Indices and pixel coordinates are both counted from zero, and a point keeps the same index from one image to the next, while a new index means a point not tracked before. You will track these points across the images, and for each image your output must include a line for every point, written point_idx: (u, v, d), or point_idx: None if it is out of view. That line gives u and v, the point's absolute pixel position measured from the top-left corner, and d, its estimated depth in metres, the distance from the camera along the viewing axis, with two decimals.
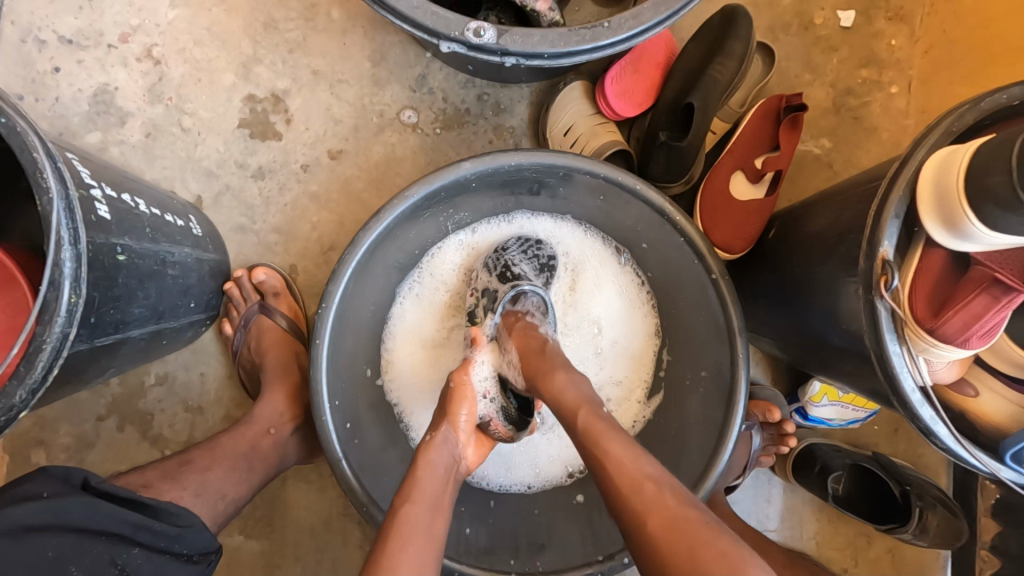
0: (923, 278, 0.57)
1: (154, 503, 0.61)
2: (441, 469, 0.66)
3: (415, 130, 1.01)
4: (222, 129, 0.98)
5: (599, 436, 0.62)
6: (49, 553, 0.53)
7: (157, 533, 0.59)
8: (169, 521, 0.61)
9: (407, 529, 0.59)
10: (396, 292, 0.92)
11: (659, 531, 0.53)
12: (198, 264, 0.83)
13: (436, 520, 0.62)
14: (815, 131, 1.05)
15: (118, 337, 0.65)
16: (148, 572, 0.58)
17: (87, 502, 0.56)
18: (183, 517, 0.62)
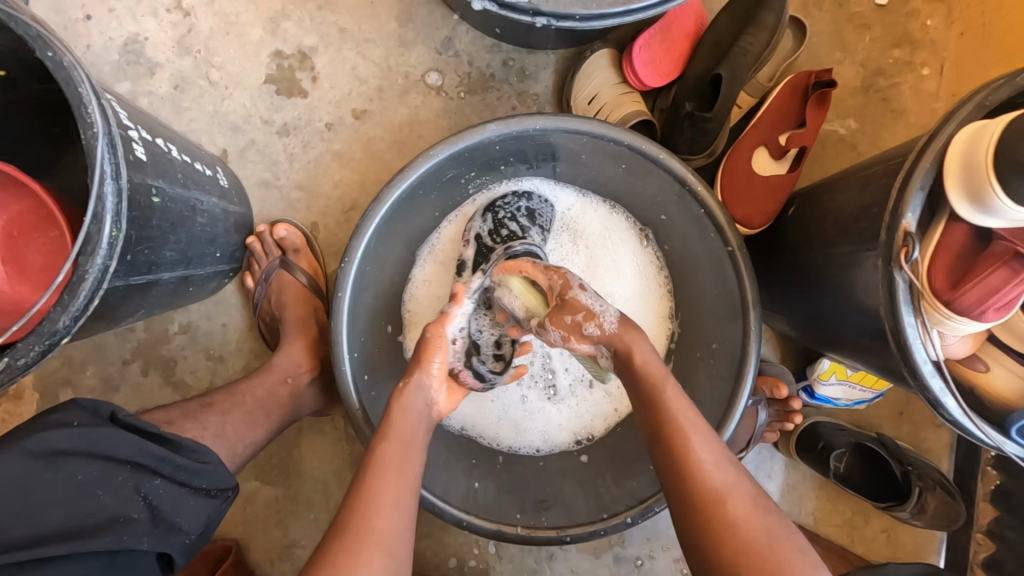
0: (943, 252, 0.57)
1: (177, 438, 0.63)
2: (414, 415, 0.68)
3: (439, 93, 1.01)
4: (249, 84, 0.99)
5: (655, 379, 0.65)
6: (78, 476, 0.56)
7: (180, 466, 0.61)
8: (190, 456, 0.63)
9: (383, 457, 0.63)
10: (414, 255, 0.94)
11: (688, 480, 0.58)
12: (224, 215, 0.85)
13: (409, 454, 0.64)
14: (841, 111, 1.04)
15: (150, 278, 0.67)
16: (169, 502, 0.60)
17: (115, 431, 0.58)
18: (204, 453, 0.64)
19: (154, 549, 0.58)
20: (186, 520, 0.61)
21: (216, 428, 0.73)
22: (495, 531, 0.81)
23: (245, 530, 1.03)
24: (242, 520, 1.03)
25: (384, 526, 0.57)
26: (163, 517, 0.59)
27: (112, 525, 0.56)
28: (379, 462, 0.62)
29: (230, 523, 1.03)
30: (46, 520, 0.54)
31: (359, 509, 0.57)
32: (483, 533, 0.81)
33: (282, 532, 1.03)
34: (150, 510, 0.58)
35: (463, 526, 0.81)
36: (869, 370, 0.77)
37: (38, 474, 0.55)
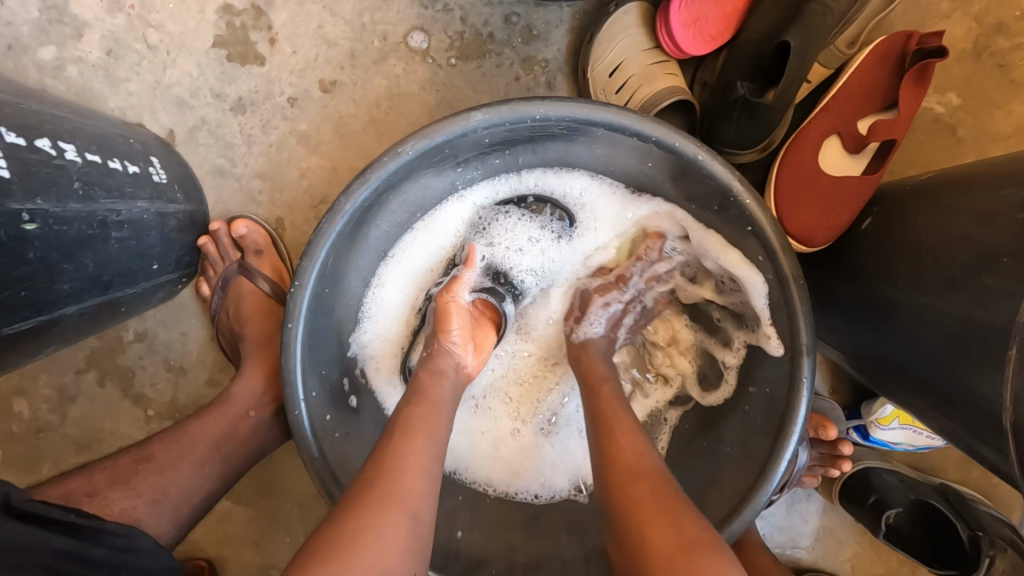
0: None
1: (92, 524, 0.55)
2: (445, 380, 0.65)
3: (424, 59, 0.82)
4: (194, 48, 0.82)
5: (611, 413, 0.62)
6: None
7: (98, 560, 0.53)
8: (111, 544, 0.55)
9: (418, 425, 0.57)
10: (372, 277, 0.77)
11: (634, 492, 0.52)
12: (159, 220, 0.70)
13: (436, 417, 0.60)
14: (941, 83, 0.80)
15: (45, 317, 0.54)
16: None
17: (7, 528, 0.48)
18: (128, 538, 0.56)
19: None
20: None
21: (156, 493, 0.64)
22: None
23: (219, 550, 0.95)
24: (214, 540, 0.95)
25: (406, 494, 0.52)
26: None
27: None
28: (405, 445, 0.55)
29: (203, 543, 0.95)
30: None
31: (381, 478, 0.52)
32: None
33: (258, 554, 0.95)
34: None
35: None
36: None
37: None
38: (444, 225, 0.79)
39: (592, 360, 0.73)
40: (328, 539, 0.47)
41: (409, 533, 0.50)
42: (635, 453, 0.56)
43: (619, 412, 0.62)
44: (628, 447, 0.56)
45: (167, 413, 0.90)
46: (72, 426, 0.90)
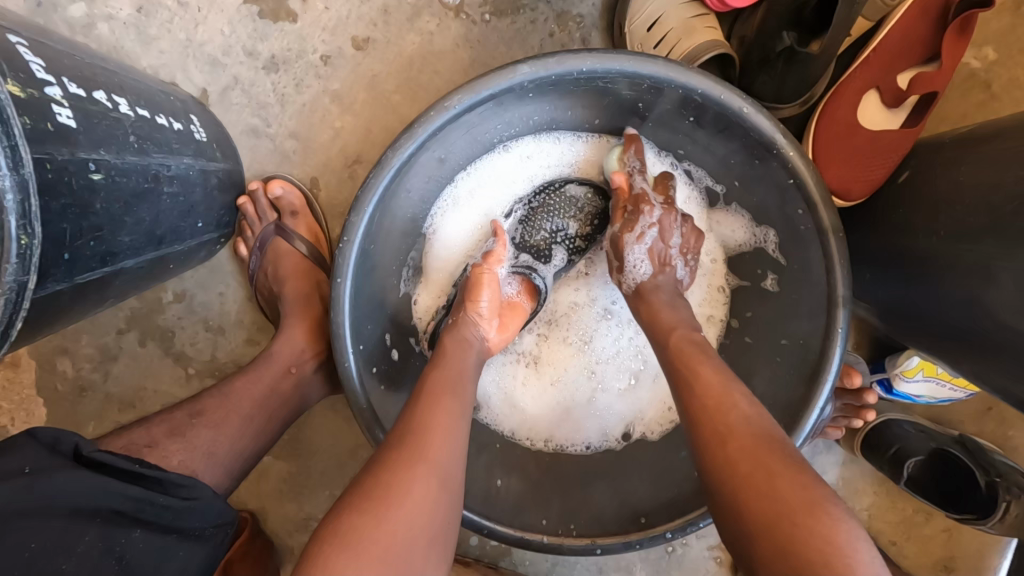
0: None
1: (155, 474, 0.53)
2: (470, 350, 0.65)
3: (458, 15, 0.81)
4: (225, 5, 0.81)
5: (692, 355, 0.57)
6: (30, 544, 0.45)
7: (159, 510, 0.51)
8: (175, 495, 0.53)
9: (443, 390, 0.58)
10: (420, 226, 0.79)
11: (759, 475, 0.44)
12: (202, 177, 0.71)
13: (464, 384, 0.60)
14: (978, 37, 0.80)
15: (109, 269, 0.56)
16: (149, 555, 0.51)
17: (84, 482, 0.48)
18: (191, 489, 0.54)
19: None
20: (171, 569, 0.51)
21: (209, 445, 0.65)
22: (521, 539, 0.73)
23: (260, 503, 0.99)
24: (255, 494, 0.98)
25: (433, 448, 0.52)
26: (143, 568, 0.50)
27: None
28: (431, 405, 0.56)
29: (244, 496, 0.99)
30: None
31: (406, 439, 0.52)
32: (507, 540, 0.73)
33: (298, 506, 0.99)
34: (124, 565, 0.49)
35: (484, 533, 0.72)
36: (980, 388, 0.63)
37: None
38: (489, 182, 0.80)
39: (661, 304, 0.65)
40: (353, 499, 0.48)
41: (434, 488, 0.50)
42: (737, 405, 0.50)
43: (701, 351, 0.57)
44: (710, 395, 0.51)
45: (207, 371, 0.92)
46: (115, 384, 0.92)
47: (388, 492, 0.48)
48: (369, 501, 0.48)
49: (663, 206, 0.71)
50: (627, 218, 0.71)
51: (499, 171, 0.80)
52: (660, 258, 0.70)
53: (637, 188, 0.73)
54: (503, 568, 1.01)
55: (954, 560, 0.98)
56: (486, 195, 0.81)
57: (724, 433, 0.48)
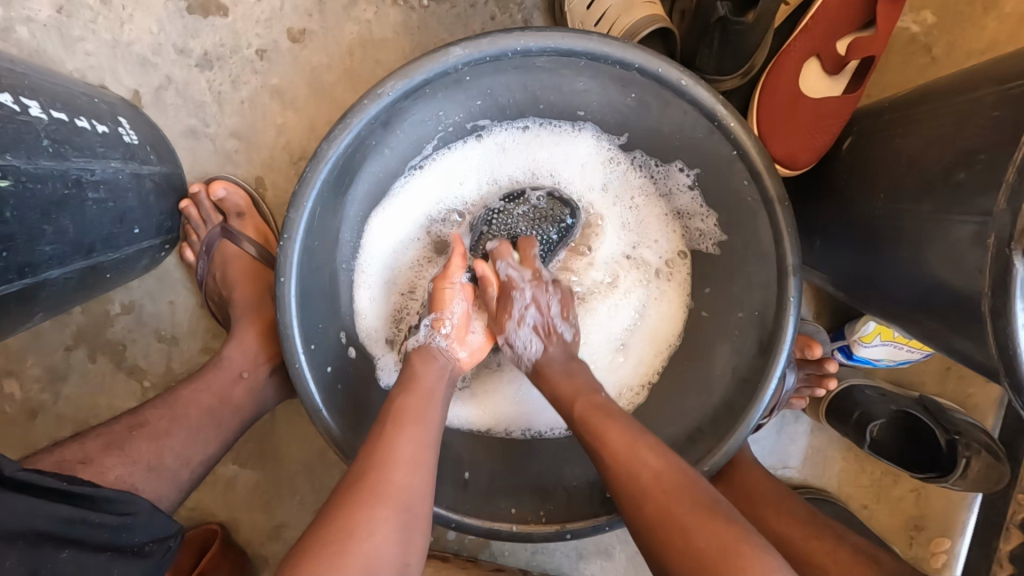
0: None
1: (88, 491, 0.51)
2: (435, 365, 0.67)
3: (396, 2, 0.79)
4: (152, 2, 0.78)
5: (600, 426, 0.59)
6: None
7: (94, 528, 0.50)
8: (110, 511, 0.51)
9: (409, 415, 0.60)
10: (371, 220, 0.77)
11: (679, 528, 0.50)
12: (134, 181, 0.68)
13: (429, 409, 0.62)
14: (917, 0, 0.81)
15: (30, 281, 0.53)
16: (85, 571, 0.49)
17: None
18: (127, 504, 0.52)
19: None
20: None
21: (150, 457, 0.63)
22: (489, 530, 0.71)
23: (229, 514, 0.97)
24: (223, 505, 0.96)
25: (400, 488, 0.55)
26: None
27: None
28: (398, 433, 0.58)
29: (213, 509, 0.97)
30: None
31: (370, 477, 0.54)
32: (476, 532, 0.72)
33: (269, 515, 0.97)
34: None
35: (452, 527, 0.72)
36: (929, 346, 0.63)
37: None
38: (451, 172, 0.79)
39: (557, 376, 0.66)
40: (318, 541, 0.50)
41: (399, 525, 0.53)
42: (645, 462, 0.55)
43: (604, 415, 0.60)
44: (628, 455, 0.56)
45: (162, 383, 0.89)
46: (66, 403, 0.89)
47: (353, 536, 0.50)
48: (345, 534, 0.50)
49: (535, 284, 0.71)
50: (501, 306, 0.71)
51: (453, 163, 0.79)
52: (547, 334, 0.70)
53: (505, 275, 0.72)
54: (483, 562, 1.01)
55: (924, 519, 1.01)
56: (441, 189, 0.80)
57: (640, 496, 0.53)
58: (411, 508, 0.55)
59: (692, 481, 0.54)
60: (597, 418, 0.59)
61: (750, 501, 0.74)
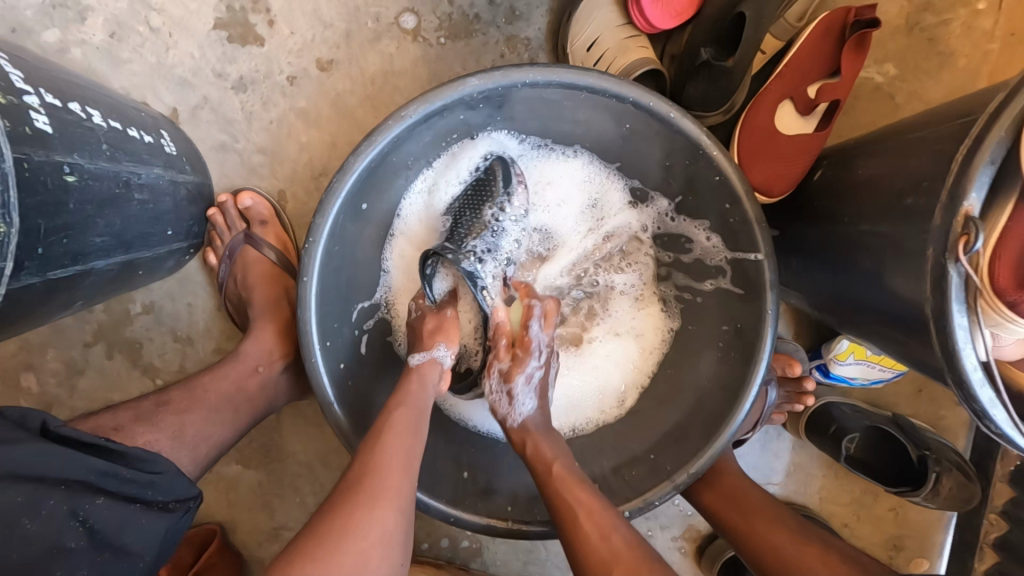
0: (1012, 242, 0.47)
1: (121, 449, 0.55)
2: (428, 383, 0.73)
3: (416, 38, 0.88)
4: (195, 30, 0.86)
5: (583, 511, 0.64)
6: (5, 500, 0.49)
7: (121, 485, 0.54)
8: (137, 471, 0.55)
9: (386, 432, 0.64)
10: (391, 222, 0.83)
11: None
12: (172, 187, 0.75)
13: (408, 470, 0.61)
14: (880, 55, 0.90)
15: (78, 269, 0.59)
16: (113, 524, 0.53)
17: (35, 457, 0.50)
18: (155, 464, 0.56)
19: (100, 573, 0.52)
20: (138, 539, 0.54)
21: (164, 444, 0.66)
22: (485, 525, 0.75)
23: (229, 513, 0.99)
24: (224, 504, 0.99)
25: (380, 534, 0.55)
26: (108, 538, 0.53)
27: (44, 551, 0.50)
28: (380, 448, 0.62)
29: (214, 508, 0.99)
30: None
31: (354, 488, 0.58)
32: (472, 528, 0.75)
33: (268, 515, 0.99)
34: (92, 533, 0.52)
35: (450, 522, 0.75)
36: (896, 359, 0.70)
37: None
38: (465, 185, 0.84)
39: (544, 445, 0.71)
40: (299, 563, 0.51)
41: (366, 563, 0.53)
42: (613, 530, 0.61)
43: (577, 485, 0.66)
44: (596, 535, 0.61)
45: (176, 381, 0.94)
46: (81, 398, 0.93)
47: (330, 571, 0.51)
48: (356, 513, 0.55)
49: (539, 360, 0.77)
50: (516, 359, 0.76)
51: (459, 176, 0.84)
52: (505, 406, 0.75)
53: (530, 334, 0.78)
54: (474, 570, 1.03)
55: (904, 537, 1.05)
56: (445, 196, 0.84)
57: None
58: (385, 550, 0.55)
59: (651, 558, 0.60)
60: (569, 483, 0.66)
61: (742, 516, 0.80)
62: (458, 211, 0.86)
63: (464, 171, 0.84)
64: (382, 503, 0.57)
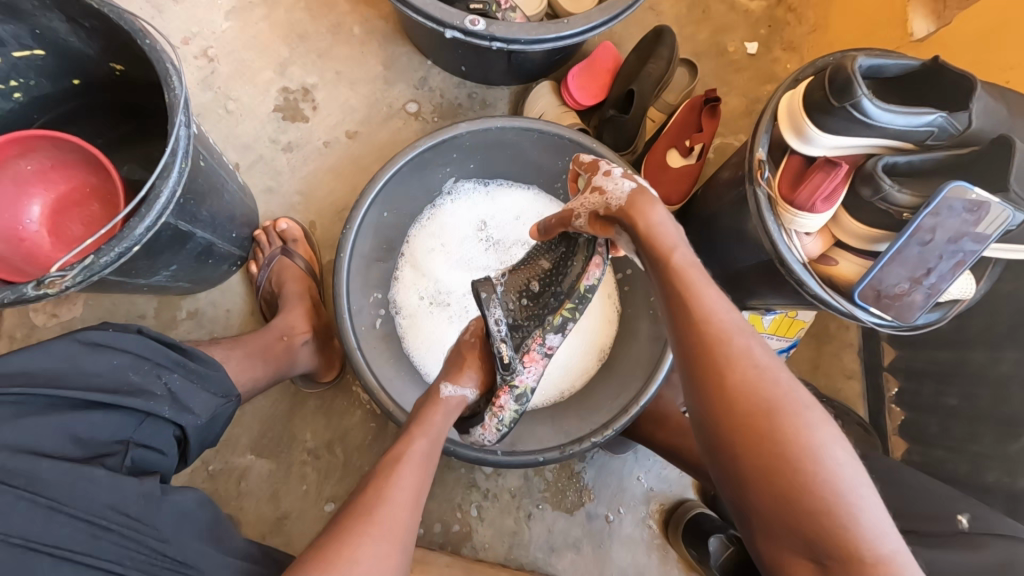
0: (786, 174, 0.80)
1: (188, 348, 0.80)
2: (448, 417, 0.82)
3: (417, 118, 1.25)
4: (259, 112, 1.21)
5: (718, 339, 0.61)
6: (114, 363, 0.72)
7: (191, 369, 0.78)
8: (199, 364, 0.80)
9: (398, 461, 0.72)
10: (406, 236, 1.16)
11: (757, 440, 0.55)
12: (241, 202, 1.02)
13: (425, 463, 0.75)
14: (733, 129, 1.33)
15: (189, 229, 0.84)
16: (186, 392, 0.76)
17: (142, 339, 0.75)
18: (210, 363, 0.81)
19: (172, 419, 0.72)
20: (200, 405, 0.76)
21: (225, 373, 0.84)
22: (478, 457, 0.94)
23: (237, 504, 1.08)
24: (235, 495, 1.09)
25: (388, 515, 0.67)
26: (182, 400, 0.75)
27: (140, 393, 0.71)
28: (388, 480, 0.70)
29: (224, 499, 1.08)
30: (74, 384, 0.68)
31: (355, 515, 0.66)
32: (466, 458, 0.94)
33: (274, 504, 1.09)
34: (170, 393, 0.74)
35: (449, 452, 0.94)
36: (778, 301, 0.99)
37: (80, 353, 0.70)
38: (448, 215, 1.18)
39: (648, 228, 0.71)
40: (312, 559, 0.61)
41: (379, 545, 0.64)
42: (743, 369, 0.59)
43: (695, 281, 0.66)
44: (707, 317, 0.62)
45: None
46: None
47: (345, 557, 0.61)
48: (340, 542, 0.63)
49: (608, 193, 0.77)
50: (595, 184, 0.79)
51: (453, 207, 1.18)
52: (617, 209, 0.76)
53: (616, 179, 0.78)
54: (464, 553, 1.13)
55: None
56: (444, 219, 1.17)
57: (707, 361, 0.60)
58: (391, 530, 0.66)
59: (775, 377, 0.59)
60: (694, 278, 0.66)
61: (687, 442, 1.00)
62: (452, 234, 1.18)
63: (457, 203, 1.18)
64: (375, 530, 0.64)
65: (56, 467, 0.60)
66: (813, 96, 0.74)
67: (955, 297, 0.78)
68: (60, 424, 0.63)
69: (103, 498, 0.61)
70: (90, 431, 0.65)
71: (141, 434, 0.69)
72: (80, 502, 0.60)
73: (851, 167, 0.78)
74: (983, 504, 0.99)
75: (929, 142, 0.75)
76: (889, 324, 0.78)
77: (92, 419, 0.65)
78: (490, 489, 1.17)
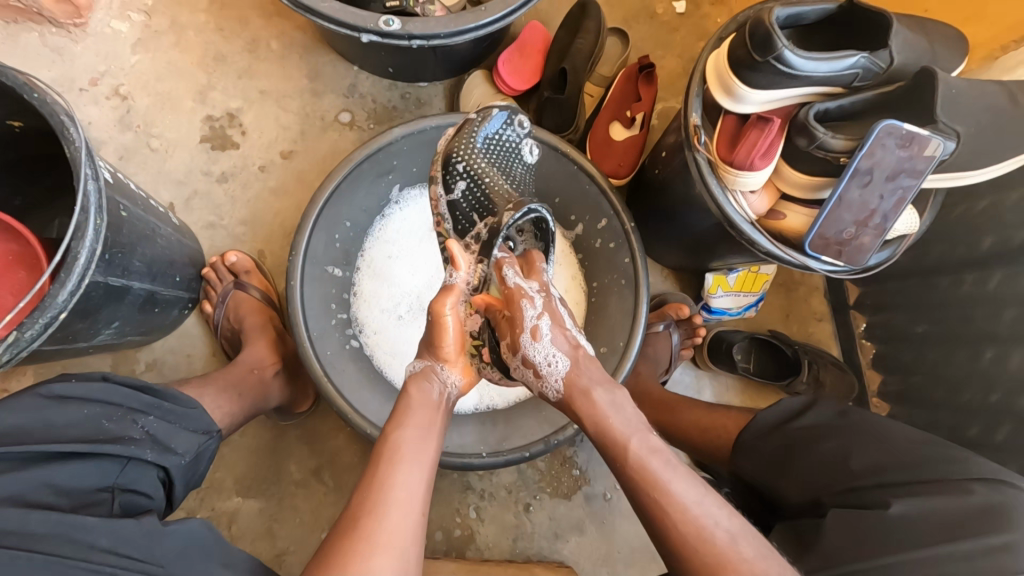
0: (722, 133, 0.79)
1: (161, 389, 0.76)
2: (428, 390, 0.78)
3: (352, 127, 1.21)
4: (186, 145, 1.16)
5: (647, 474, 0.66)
6: (84, 412, 0.68)
7: (165, 411, 0.75)
8: (173, 404, 0.76)
9: (398, 452, 0.69)
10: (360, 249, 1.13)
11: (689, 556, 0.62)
12: (180, 244, 0.98)
13: (421, 446, 0.71)
14: (673, 91, 1.32)
15: (123, 283, 0.80)
16: (164, 433, 0.72)
17: (109, 386, 0.71)
18: (187, 402, 0.78)
19: (157, 462, 0.69)
20: (181, 445, 0.73)
21: None
22: (464, 463, 0.94)
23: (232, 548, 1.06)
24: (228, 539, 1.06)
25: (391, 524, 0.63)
26: (161, 442, 0.71)
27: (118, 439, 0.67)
28: (380, 478, 0.67)
29: None
30: (43, 439, 0.63)
31: (366, 513, 0.64)
32: (453, 465, 0.93)
33: (271, 542, 1.07)
34: (150, 436, 0.71)
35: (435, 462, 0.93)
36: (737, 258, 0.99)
37: (49, 406, 0.66)
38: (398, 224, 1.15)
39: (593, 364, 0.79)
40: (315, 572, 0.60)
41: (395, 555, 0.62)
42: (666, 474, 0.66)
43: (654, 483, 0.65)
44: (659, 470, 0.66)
45: None
46: None
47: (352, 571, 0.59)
48: (353, 555, 0.60)
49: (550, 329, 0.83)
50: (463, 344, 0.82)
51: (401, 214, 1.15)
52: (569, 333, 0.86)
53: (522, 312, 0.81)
54: (470, 556, 1.13)
55: None
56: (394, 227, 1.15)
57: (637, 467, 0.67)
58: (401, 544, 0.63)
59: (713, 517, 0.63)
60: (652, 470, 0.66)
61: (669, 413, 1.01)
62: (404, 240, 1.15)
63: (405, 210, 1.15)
64: (381, 547, 0.62)
65: (49, 518, 0.55)
66: (735, 53, 0.73)
67: (903, 233, 0.80)
68: (40, 476, 0.59)
69: (101, 542, 0.56)
70: (71, 481, 0.60)
71: (125, 479, 0.65)
72: (79, 551, 0.55)
73: (784, 119, 0.78)
74: (959, 424, 1.03)
75: (857, 83, 0.75)
76: (843, 269, 0.80)
77: (72, 468, 0.61)
78: (486, 488, 1.17)
